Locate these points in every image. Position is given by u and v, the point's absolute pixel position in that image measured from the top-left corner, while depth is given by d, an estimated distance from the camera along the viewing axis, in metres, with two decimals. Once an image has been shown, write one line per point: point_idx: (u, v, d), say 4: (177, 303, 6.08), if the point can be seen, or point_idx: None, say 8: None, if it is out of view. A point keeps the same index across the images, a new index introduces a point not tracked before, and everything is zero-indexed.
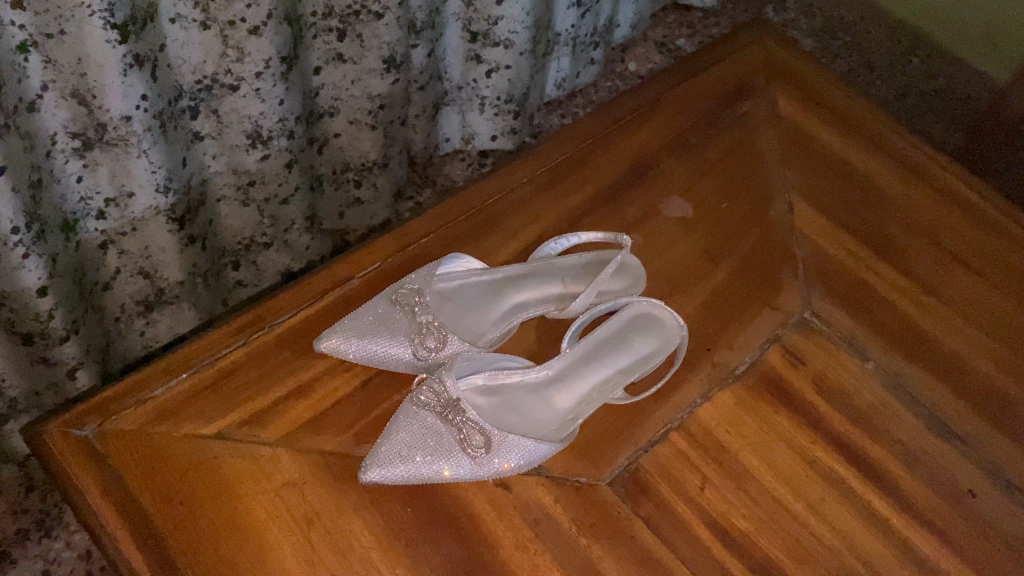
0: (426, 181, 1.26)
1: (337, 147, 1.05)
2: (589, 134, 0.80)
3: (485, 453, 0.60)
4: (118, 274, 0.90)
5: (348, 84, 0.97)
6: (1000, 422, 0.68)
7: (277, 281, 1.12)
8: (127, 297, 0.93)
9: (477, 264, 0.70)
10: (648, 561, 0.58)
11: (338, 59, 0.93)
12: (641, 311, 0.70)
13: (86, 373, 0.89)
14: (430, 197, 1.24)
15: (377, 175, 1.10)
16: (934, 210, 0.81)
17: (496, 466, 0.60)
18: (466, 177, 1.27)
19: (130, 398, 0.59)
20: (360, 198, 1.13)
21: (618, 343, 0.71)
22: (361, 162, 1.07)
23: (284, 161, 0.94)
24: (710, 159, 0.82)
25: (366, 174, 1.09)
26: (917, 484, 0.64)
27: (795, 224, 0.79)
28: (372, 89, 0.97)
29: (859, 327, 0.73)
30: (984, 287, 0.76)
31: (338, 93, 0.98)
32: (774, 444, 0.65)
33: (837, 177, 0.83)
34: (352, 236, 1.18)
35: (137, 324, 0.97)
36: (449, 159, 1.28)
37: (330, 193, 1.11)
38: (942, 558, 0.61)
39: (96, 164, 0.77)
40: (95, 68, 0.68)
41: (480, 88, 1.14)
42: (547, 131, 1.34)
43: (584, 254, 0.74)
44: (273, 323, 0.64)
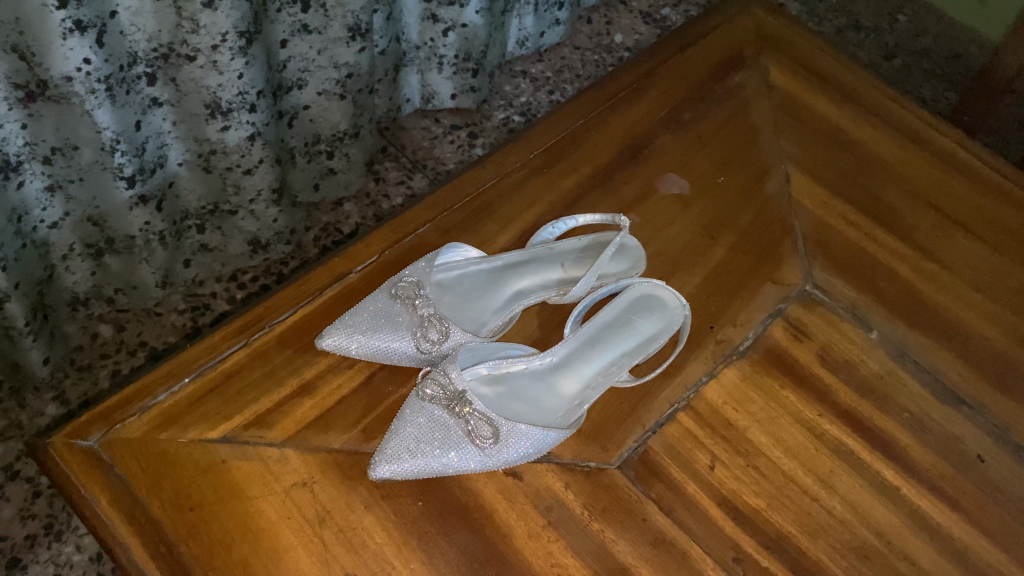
0: (415, 164, 1.24)
1: (307, 119, 1.04)
2: (581, 114, 0.79)
3: (494, 444, 0.60)
4: (66, 218, 0.90)
5: (315, 55, 0.96)
6: (1005, 385, 0.69)
7: (244, 251, 1.10)
8: (76, 238, 0.94)
9: (475, 253, 0.69)
10: (662, 544, 0.58)
11: (303, 30, 0.93)
12: (647, 291, 0.69)
13: (14, 307, 0.87)
14: (422, 180, 1.23)
15: (349, 145, 1.11)
16: (930, 174, 0.81)
17: (500, 458, 0.60)
18: (458, 160, 1.25)
19: (133, 406, 0.59)
20: (333, 168, 1.13)
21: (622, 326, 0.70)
22: (333, 133, 1.07)
23: (248, 134, 0.93)
24: (706, 132, 0.81)
25: (337, 144, 1.09)
26: (926, 452, 0.65)
27: (792, 196, 0.78)
28: (339, 58, 0.97)
29: (861, 297, 0.72)
30: (985, 249, 0.76)
31: (306, 65, 0.97)
32: (782, 419, 0.65)
33: (831, 146, 0.82)
34: (346, 226, 1.18)
35: (87, 266, 0.98)
36: (436, 140, 1.26)
37: (303, 166, 1.10)
38: (954, 525, 0.62)
39: (40, 116, 0.77)
40: (35, 29, 0.69)
41: (439, 48, 1.13)
42: (536, 108, 1.32)
43: (582, 238, 0.73)
44: (274, 322, 0.64)
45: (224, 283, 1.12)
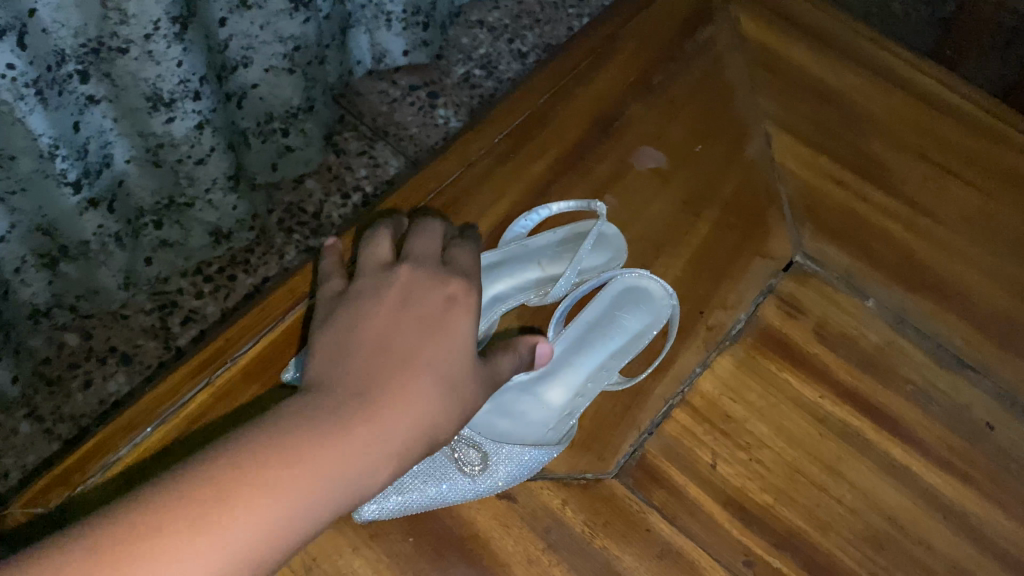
0: (376, 132, 1.06)
1: (257, 98, 0.89)
2: (544, 89, 0.74)
3: (481, 472, 0.55)
4: (13, 230, 0.76)
5: (258, 31, 0.81)
6: (1011, 344, 0.66)
7: (207, 245, 0.95)
8: (25, 250, 0.79)
9: None
10: (669, 554, 0.56)
11: (243, 5, 0.78)
12: (633, 283, 0.64)
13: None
14: (387, 151, 1.05)
15: (305, 120, 0.96)
16: (917, 118, 0.77)
17: (498, 480, 0.55)
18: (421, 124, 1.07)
19: (94, 464, 0.55)
20: (291, 146, 0.98)
21: (607, 324, 0.65)
22: (285, 110, 0.92)
23: (196, 123, 0.80)
24: (679, 96, 0.76)
25: (292, 121, 0.95)
26: (933, 425, 0.62)
27: (775, 158, 0.74)
28: (284, 31, 0.82)
29: (854, 263, 0.69)
30: (979, 197, 0.73)
31: (249, 42, 0.82)
32: (782, 406, 0.62)
33: (811, 99, 0.77)
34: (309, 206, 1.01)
35: (44, 276, 0.83)
36: (395, 104, 1.08)
37: (257, 147, 0.95)
38: (968, 501, 0.59)
39: None
40: None
41: (385, 3, 0.98)
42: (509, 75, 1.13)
43: (558, 229, 0.67)
44: (236, 355, 0.60)
45: (190, 278, 0.96)
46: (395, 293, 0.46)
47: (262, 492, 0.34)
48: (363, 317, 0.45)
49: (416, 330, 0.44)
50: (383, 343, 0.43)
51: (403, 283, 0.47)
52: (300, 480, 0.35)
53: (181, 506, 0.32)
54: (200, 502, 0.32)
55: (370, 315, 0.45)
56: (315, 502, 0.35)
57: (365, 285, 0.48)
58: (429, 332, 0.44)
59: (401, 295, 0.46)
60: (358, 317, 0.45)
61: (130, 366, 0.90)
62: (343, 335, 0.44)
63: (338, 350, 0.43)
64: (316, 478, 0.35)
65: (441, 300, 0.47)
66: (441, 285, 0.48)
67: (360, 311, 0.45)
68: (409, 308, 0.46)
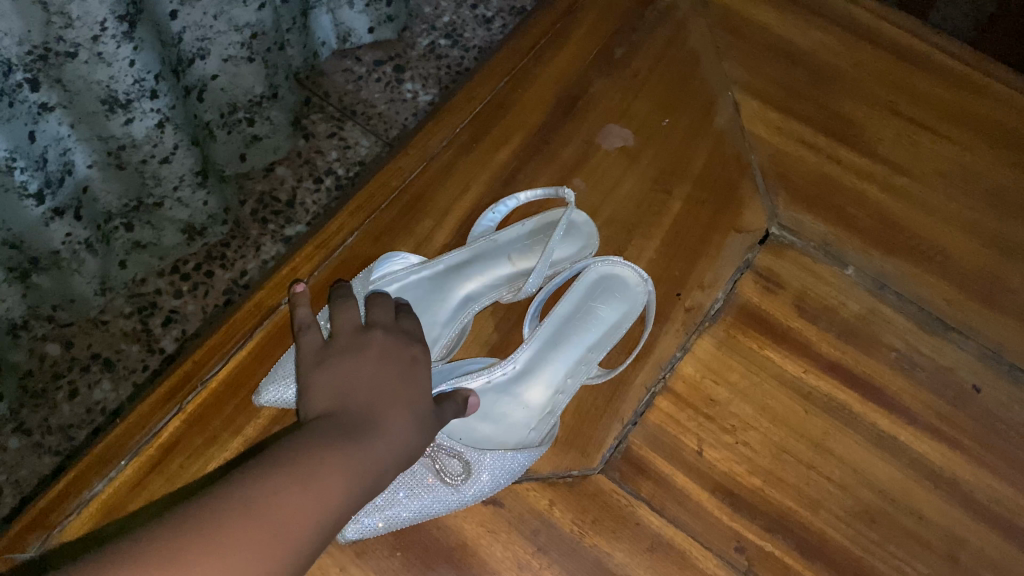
0: (344, 111, 0.95)
1: (218, 89, 0.77)
2: (503, 72, 0.72)
3: (466, 480, 0.54)
4: None
5: (212, 21, 0.70)
6: (995, 302, 0.65)
7: (181, 242, 0.84)
8: None
9: (412, 260, 0.62)
10: (660, 547, 0.55)
11: None
12: (606, 271, 0.63)
13: None
14: (356, 131, 0.94)
15: (271, 108, 0.84)
16: (889, 72, 0.74)
17: (479, 489, 0.54)
18: (391, 102, 0.95)
19: (70, 503, 0.54)
20: (257, 134, 0.86)
21: (583, 316, 0.63)
22: (250, 99, 0.81)
23: (156, 122, 0.70)
24: (643, 69, 0.74)
25: (258, 109, 0.83)
26: (920, 392, 0.61)
27: (745, 126, 0.72)
28: (239, 20, 0.71)
29: (831, 230, 0.67)
30: (955, 150, 0.71)
31: (205, 34, 0.70)
32: (765, 384, 0.61)
33: (779, 61, 0.75)
34: (283, 194, 0.90)
35: (17, 289, 0.73)
36: (360, 81, 0.96)
37: (222, 139, 0.83)
38: (958, 467, 0.59)
39: None
40: None
41: None
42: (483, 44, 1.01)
43: (526, 221, 0.65)
44: (206, 378, 0.59)
45: (168, 277, 0.85)
46: (374, 349, 0.49)
47: (332, 468, 0.38)
48: (347, 370, 0.46)
49: (398, 376, 0.47)
50: (373, 390, 0.45)
51: (375, 340, 0.50)
52: (353, 467, 0.39)
53: (274, 478, 0.36)
54: (290, 474, 0.36)
55: (353, 370, 0.46)
56: (366, 484, 0.40)
57: (341, 342, 0.49)
58: (405, 377, 0.48)
59: (379, 351, 0.49)
60: (343, 374, 0.46)
61: (115, 373, 0.80)
62: (333, 384, 0.46)
63: (333, 400, 0.44)
64: (364, 465, 0.40)
65: (410, 357, 0.50)
66: (409, 346, 0.50)
67: (341, 369, 0.47)
68: (387, 361, 0.48)
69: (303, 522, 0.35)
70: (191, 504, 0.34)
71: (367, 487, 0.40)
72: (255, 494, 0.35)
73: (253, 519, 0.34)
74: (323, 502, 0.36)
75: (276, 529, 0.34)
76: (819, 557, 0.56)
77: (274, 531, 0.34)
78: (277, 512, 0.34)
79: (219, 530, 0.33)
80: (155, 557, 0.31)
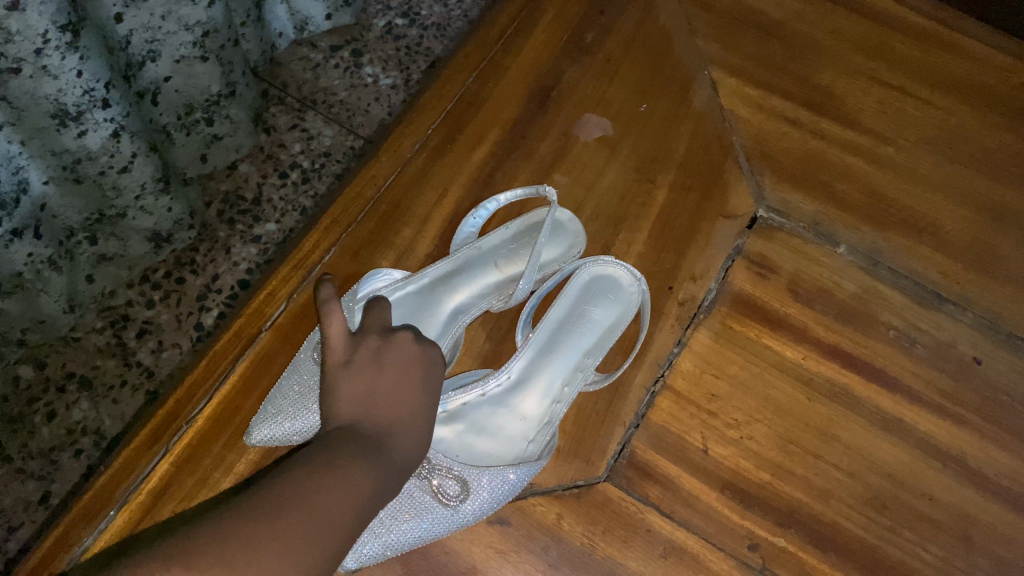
0: (304, 102, 0.85)
1: (173, 91, 0.70)
2: (472, 69, 0.69)
3: (463, 500, 0.52)
4: None
5: (161, 22, 0.62)
6: (990, 270, 0.64)
7: (148, 251, 0.76)
8: None
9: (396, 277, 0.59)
10: (673, 552, 0.55)
11: None
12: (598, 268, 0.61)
13: None
14: (319, 122, 0.85)
15: (229, 105, 0.76)
16: (866, 38, 0.73)
17: (478, 509, 0.52)
18: (355, 90, 0.86)
19: (60, 560, 0.52)
20: (217, 134, 0.78)
21: (576, 320, 0.61)
22: (207, 98, 0.73)
23: (113, 132, 0.62)
24: (615, 52, 0.71)
25: (215, 109, 0.75)
26: (920, 368, 0.60)
27: (724, 105, 0.70)
28: (190, 19, 0.64)
29: (820, 208, 0.66)
30: (939, 115, 0.69)
31: (154, 36, 0.63)
32: (766, 374, 0.60)
33: (753, 35, 0.73)
34: (248, 193, 0.81)
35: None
36: (318, 69, 0.87)
37: (180, 142, 0.75)
38: (964, 443, 0.58)
39: None
40: None
41: None
42: (455, 17, 0.91)
43: (509, 225, 0.63)
44: (191, 416, 0.56)
45: (139, 288, 0.76)
46: (396, 355, 0.46)
47: (361, 472, 0.37)
48: (371, 379, 0.43)
49: (414, 386, 0.45)
50: (392, 403, 0.43)
51: (399, 343, 0.47)
52: (379, 472, 0.38)
53: (312, 477, 0.35)
54: (329, 476, 0.35)
55: (376, 381, 0.44)
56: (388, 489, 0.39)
57: (369, 345, 0.45)
58: (419, 386, 0.46)
59: (400, 358, 0.46)
60: (368, 386, 0.43)
61: (94, 391, 0.72)
62: (356, 394, 0.43)
63: (357, 417, 0.42)
64: (386, 473, 0.39)
65: (427, 362, 0.47)
66: (425, 350, 0.48)
67: (366, 378, 0.43)
68: (406, 369, 0.46)
69: (348, 522, 0.34)
70: (236, 501, 0.33)
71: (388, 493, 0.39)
72: (295, 488, 0.34)
73: (303, 516, 0.32)
74: (357, 505, 0.35)
75: (327, 525, 0.33)
76: (833, 547, 0.55)
77: (326, 527, 0.33)
78: (323, 510, 0.33)
79: (271, 522, 0.31)
80: (217, 555, 0.29)
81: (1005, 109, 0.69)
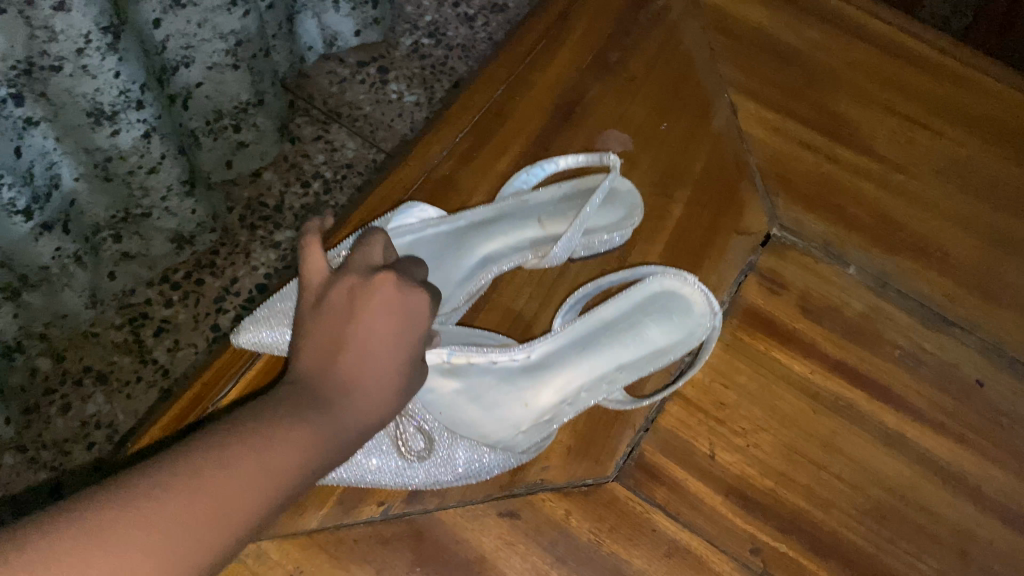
0: (329, 115, 0.88)
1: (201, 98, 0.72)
2: (499, 82, 0.72)
3: (422, 463, 0.54)
4: None
5: (196, 29, 0.65)
6: (994, 297, 0.65)
7: (169, 251, 0.78)
8: None
9: (433, 213, 0.63)
10: (677, 552, 0.56)
11: (178, 4, 0.62)
12: (665, 287, 0.63)
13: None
14: (343, 134, 0.88)
15: (255, 114, 0.78)
16: (880, 70, 0.75)
17: (429, 473, 0.54)
18: (379, 106, 0.89)
19: None
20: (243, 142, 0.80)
21: (625, 329, 0.63)
22: (235, 105, 0.75)
23: (143, 133, 0.64)
24: (638, 73, 0.74)
25: (243, 117, 0.77)
26: (923, 388, 0.62)
27: (741, 127, 0.73)
28: (223, 28, 0.66)
29: (831, 229, 0.68)
30: (949, 145, 0.72)
31: (189, 42, 0.65)
32: (773, 385, 0.62)
33: (772, 62, 0.76)
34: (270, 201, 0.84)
35: (7, 309, 0.67)
36: (345, 84, 0.90)
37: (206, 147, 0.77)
38: (965, 461, 0.60)
39: None
40: None
41: None
42: (482, 36, 0.94)
43: (563, 185, 0.67)
44: (216, 400, 0.58)
45: (158, 287, 0.79)
46: (374, 299, 0.41)
47: (295, 438, 0.34)
48: (337, 332, 0.41)
49: (390, 335, 0.41)
50: (360, 358, 0.40)
51: (376, 285, 0.42)
52: (320, 435, 0.36)
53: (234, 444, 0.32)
54: (256, 442, 0.33)
55: (345, 332, 0.41)
56: (330, 452, 0.36)
57: (342, 295, 0.42)
58: (397, 334, 0.42)
59: (379, 301, 0.41)
60: (334, 338, 0.41)
61: (108, 386, 0.74)
62: (320, 350, 0.41)
63: (314, 372, 0.39)
64: (328, 437, 0.36)
65: (410, 307, 0.42)
66: (410, 292, 0.43)
67: (333, 330, 0.41)
68: (383, 315, 0.41)
69: (259, 512, 0.32)
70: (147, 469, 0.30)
71: (331, 460, 0.37)
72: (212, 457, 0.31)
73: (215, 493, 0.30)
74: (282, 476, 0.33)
75: (231, 518, 0.30)
76: (833, 555, 0.57)
77: (229, 521, 0.30)
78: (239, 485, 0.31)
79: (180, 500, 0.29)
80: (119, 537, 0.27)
81: (1014, 143, 0.72)
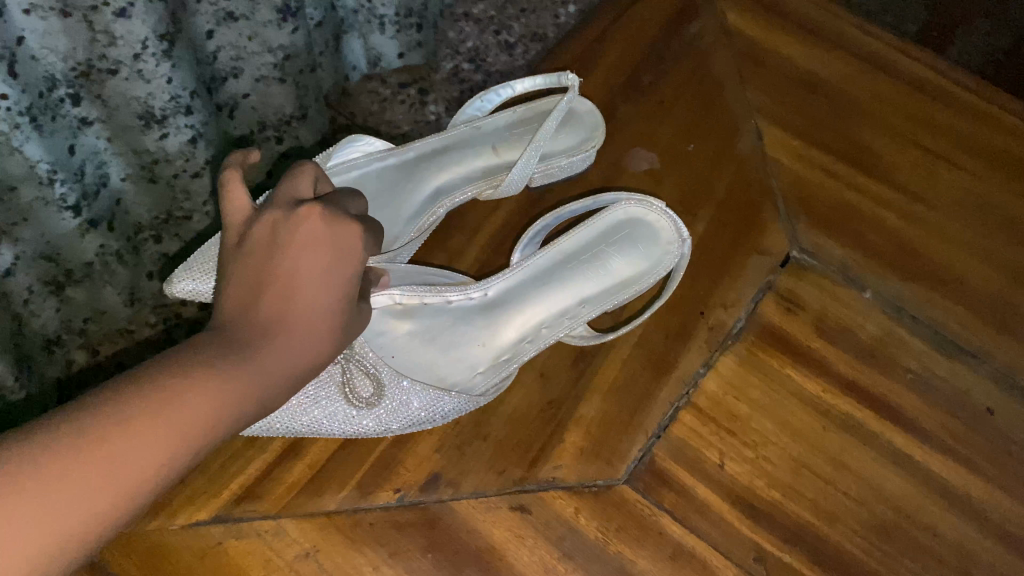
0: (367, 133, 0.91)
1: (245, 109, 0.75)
2: None
3: (367, 410, 0.55)
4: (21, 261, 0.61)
5: (246, 42, 0.68)
6: (1009, 327, 0.66)
7: None
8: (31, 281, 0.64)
9: (377, 147, 0.64)
10: (682, 555, 0.57)
11: (230, 18, 0.65)
12: (629, 215, 0.66)
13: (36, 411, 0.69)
14: None
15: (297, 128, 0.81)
16: (907, 105, 0.77)
17: (373, 421, 0.55)
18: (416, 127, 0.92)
19: None
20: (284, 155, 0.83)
21: (586, 262, 0.65)
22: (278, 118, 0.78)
23: (189, 138, 0.67)
24: (669, 96, 0.76)
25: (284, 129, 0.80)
26: (934, 412, 0.63)
27: (767, 152, 0.75)
28: (273, 43, 0.69)
29: (850, 254, 0.70)
30: (971, 180, 0.73)
31: (238, 54, 0.69)
32: (785, 401, 0.63)
33: (800, 92, 0.78)
34: None
35: (50, 304, 0.67)
36: (385, 103, 0.92)
37: None
38: (972, 485, 0.60)
39: None
40: None
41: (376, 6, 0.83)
42: (521, 60, 0.97)
43: (511, 111, 0.69)
44: None
45: None
46: (304, 238, 0.41)
47: (210, 391, 0.34)
48: (266, 273, 0.40)
49: (325, 280, 0.41)
50: (288, 302, 0.40)
51: (303, 223, 0.41)
52: (237, 386, 0.35)
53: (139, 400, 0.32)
54: (163, 400, 0.32)
55: (274, 272, 0.40)
56: (249, 403, 0.36)
57: (268, 234, 0.41)
58: (330, 281, 0.41)
59: (311, 240, 0.41)
60: (262, 279, 0.40)
61: None
62: (245, 290, 0.40)
63: (241, 313, 0.39)
64: (247, 387, 0.36)
65: (344, 250, 0.42)
66: (345, 234, 0.42)
67: (261, 269, 0.40)
68: (315, 257, 0.41)
69: (159, 470, 0.31)
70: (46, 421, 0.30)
71: (249, 411, 0.36)
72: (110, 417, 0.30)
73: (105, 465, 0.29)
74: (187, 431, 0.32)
75: (121, 486, 0.30)
76: (835, 568, 0.58)
77: (118, 489, 0.30)
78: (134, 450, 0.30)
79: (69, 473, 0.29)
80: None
81: None
